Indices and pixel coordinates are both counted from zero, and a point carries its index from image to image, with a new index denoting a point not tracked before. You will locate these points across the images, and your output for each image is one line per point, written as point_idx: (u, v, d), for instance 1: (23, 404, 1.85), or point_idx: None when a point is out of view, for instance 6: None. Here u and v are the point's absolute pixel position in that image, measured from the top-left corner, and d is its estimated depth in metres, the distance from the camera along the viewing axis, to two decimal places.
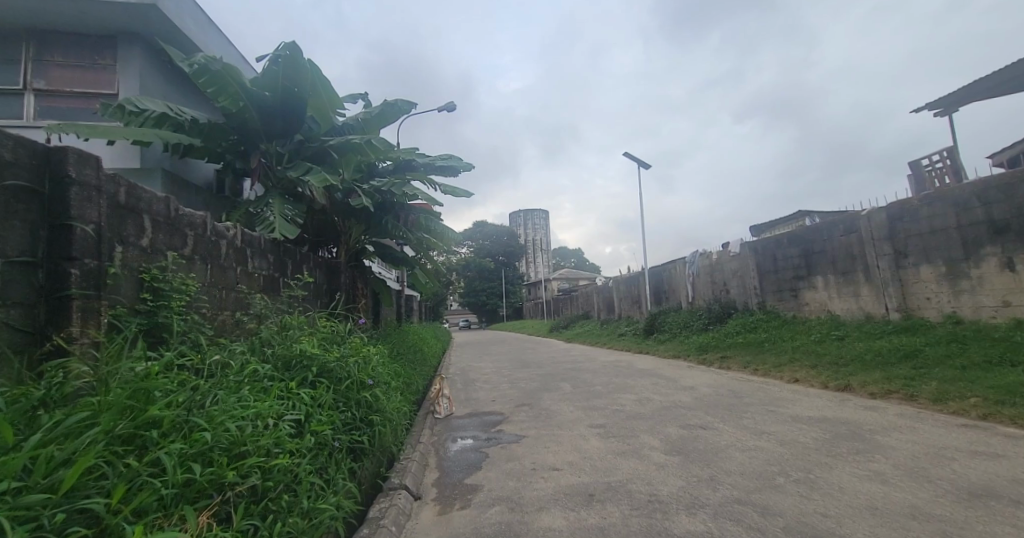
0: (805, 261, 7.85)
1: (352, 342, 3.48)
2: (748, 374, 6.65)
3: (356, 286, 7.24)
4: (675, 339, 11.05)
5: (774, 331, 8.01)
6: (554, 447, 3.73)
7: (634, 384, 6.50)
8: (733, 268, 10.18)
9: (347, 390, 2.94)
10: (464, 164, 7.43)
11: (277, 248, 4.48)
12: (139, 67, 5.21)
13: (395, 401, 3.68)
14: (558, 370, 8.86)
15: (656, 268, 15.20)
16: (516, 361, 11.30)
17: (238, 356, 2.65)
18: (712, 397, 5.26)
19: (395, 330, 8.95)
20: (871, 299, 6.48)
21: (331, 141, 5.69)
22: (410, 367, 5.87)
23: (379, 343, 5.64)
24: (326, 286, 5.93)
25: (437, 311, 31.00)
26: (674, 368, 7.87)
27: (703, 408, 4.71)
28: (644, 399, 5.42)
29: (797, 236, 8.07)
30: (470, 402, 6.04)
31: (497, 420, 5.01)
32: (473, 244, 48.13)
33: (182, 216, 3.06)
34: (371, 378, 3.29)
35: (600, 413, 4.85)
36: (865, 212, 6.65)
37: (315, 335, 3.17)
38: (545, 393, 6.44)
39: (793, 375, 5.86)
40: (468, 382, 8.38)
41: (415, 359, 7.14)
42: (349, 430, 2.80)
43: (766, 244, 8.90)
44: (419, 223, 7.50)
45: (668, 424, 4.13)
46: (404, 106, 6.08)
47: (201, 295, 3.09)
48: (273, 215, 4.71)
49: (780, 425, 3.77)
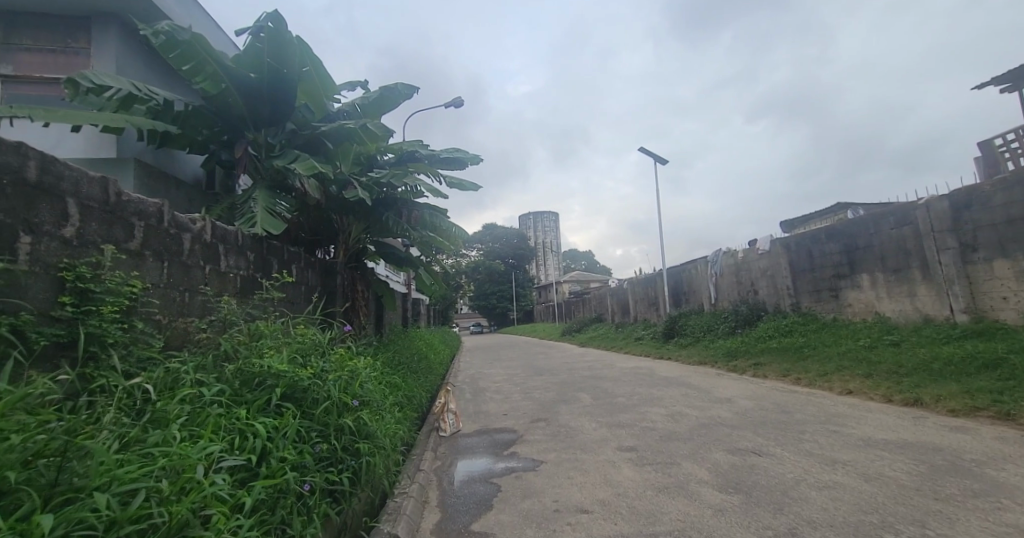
0: (847, 257, 7.13)
1: (336, 354, 2.91)
2: (789, 384, 5.94)
3: (355, 289, 6.70)
4: (699, 344, 10.32)
5: (813, 336, 7.29)
6: (579, 478, 3.10)
7: (662, 395, 5.84)
8: (762, 267, 9.46)
9: (325, 416, 2.38)
10: (471, 156, 6.87)
11: (258, 244, 3.95)
12: (115, 50, 4.75)
13: (388, 424, 3.10)
14: (574, 378, 8.23)
15: (675, 269, 14.47)
16: (529, 368, 10.69)
17: (182, 376, 2.09)
18: (756, 412, 4.59)
19: (399, 335, 8.41)
20: (929, 299, 5.75)
21: (324, 128, 5.17)
22: (411, 378, 5.31)
23: (376, 353, 5.10)
24: (320, 288, 5.40)
25: (446, 314, 30.54)
26: (702, 376, 7.18)
27: (750, 426, 4.05)
28: (677, 414, 4.77)
29: (837, 230, 7.33)
30: (480, 416, 5.45)
31: (510, 439, 4.39)
32: (483, 247, 47.66)
33: (128, 203, 2.53)
34: (357, 398, 2.72)
35: (629, 432, 4.22)
36: (921, 201, 5.93)
37: (288, 346, 2.62)
38: (562, 405, 5.81)
39: (846, 387, 5.15)
40: (477, 391, 7.78)
41: (418, 367, 6.56)
42: (325, 467, 2.24)
43: (801, 240, 8.19)
44: (424, 220, 6.95)
45: (714, 448, 3.48)
46: (406, 91, 5.52)
47: (151, 299, 2.55)
48: (256, 207, 4.18)
49: (855, 452, 3.10)
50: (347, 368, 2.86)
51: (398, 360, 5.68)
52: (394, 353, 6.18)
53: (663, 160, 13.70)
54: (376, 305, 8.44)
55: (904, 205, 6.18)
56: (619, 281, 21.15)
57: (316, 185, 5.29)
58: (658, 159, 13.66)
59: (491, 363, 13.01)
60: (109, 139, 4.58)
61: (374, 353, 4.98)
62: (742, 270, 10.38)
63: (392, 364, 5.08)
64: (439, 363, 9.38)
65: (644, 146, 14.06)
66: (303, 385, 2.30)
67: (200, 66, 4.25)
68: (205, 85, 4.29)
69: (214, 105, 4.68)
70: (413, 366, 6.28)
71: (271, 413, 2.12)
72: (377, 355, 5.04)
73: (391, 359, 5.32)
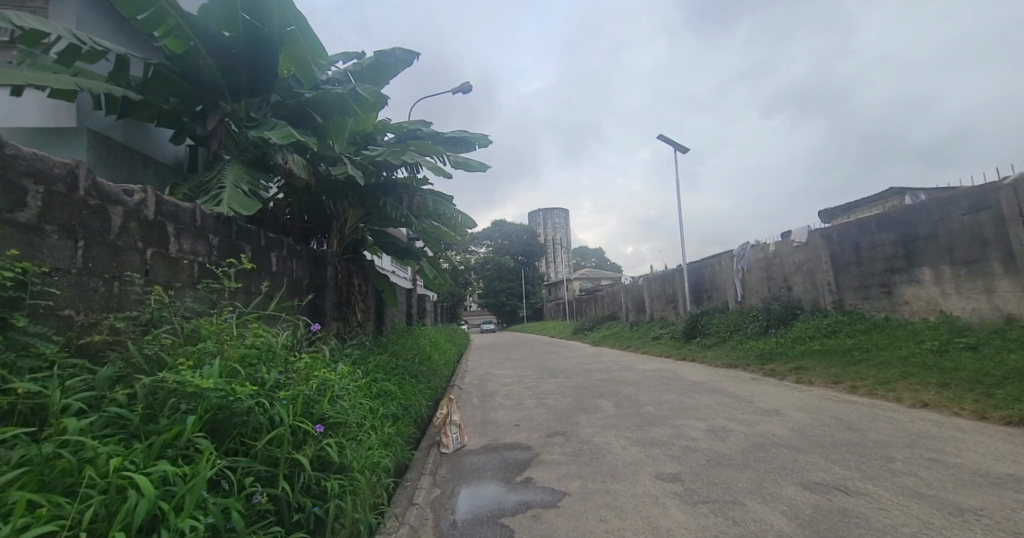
0: (903, 249, 6.37)
1: (302, 362, 2.25)
2: (843, 393, 5.19)
3: (351, 282, 6.11)
4: (725, 344, 9.56)
5: (863, 337, 6.49)
6: (615, 522, 2.40)
7: (696, 404, 5.12)
8: (798, 260, 8.68)
9: (273, 449, 1.72)
10: (479, 136, 6.17)
11: (223, 226, 3.30)
12: (71, 6, 4.14)
13: (369, 450, 2.43)
14: (592, 382, 7.53)
15: (695, 265, 13.67)
16: (541, 369, 10.00)
17: (55, 400, 1.44)
18: (817, 429, 3.86)
19: (402, 335, 7.78)
20: (1012, 295, 5.04)
21: (310, 97, 4.53)
22: (410, 383, 4.69)
23: (366, 355, 4.45)
24: (307, 280, 4.79)
25: (453, 312, 30.00)
26: (737, 382, 6.44)
27: (818, 449, 3.32)
28: (721, 429, 4.05)
29: (893, 217, 6.53)
30: (489, 427, 4.79)
31: (523, 458, 3.71)
32: (493, 244, 47.04)
33: (19, 159, 1.88)
34: (325, 420, 2.05)
35: (667, 452, 3.52)
36: (1002, 183, 5.15)
37: (230, 350, 1.96)
38: (582, 414, 5.12)
39: (918, 398, 4.39)
40: (486, 396, 7.12)
41: (418, 368, 5.93)
42: (267, 527, 1.58)
43: (845, 230, 7.41)
44: (426, 206, 6.29)
45: (782, 480, 2.76)
46: (405, 56, 4.84)
47: (50, 290, 1.90)
48: (223, 184, 3.53)
49: (980, 493, 2.37)
50: (313, 378, 2.19)
51: (394, 362, 5.05)
52: (392, 354, 5.57)
53: (684, 149, 12.89)
54: (377, 301, 7.84)
55: (981, 187, 5.40)
56: (634, 277, 20.34)
57: (302, 163, 4.67)
58: (679, 148, 12.86)
59: (500, 363, 12.34)
60: (63, 106, 3.98)
61: (364, 356, 4.35)
62: (773, 266, 9.57)
63: (385, 367, 4.44)
64: (445, 364, 8.75)
65: (663, 134, 13.29)
66: (240, 408, 1.64)
67: (158, 16, 3.58)
68: (167, 41, 3.70)
69: (182, 66, 4.03)
70: (414, 367, 5.68)
71: (183, 451, 1.46)
72: (367, 358, 4.39)
73: (387, 362, 4.70)
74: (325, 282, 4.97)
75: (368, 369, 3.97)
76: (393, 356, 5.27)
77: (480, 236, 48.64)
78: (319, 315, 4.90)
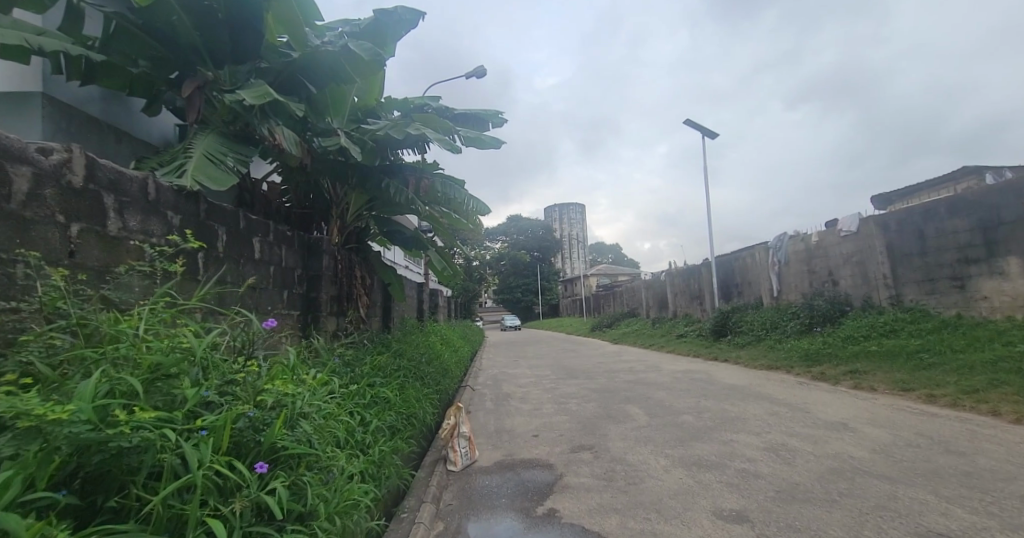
0: (983, 237, 5.62)
1: (252, 368, 1.67)
2: (916, 402, 4.45)
3: (352, 274, 5.59)
4: (761, 344, 8.80)
5: (932, 338, 5.68)
6: None
7: (742, 415, 4.43)
8: (846, 251, 7.86)
9: (181, 507, 1.15)
10: (494, 112, 5.53)
11: (187, 202, 2.75)
12: None
13: (347, 485, 1.87)
14: (617, 384, 6.89)
15: (724, 258, 12.84)
16: (560, 369, 9.39)
17: None
18: (904, 449, 3.15)
19: (411, 332, 7.26)
20: None
21: (301, 61, 3.96)
22: (414, 386, 4.16)
23: (360, 357, 3.90)
24: (299, 271, 4.26)
25: (468, 308, 29.63)
26: (782, 387, 5.74)
27: (921, 480, 2.61)
28: (783, 448, 3.36)
29: (970, 199, 5.75)
30: (504, 438, 4.20)
31: (545, 480, 3.10)
32: (508, 240, 46.50)
33: None
34: (272, 454, 1.48)
35: (722, 478, 2.86)
36: None
37: (139, 354, 1.38)
38: (610, 423, 4.50)
39: (1020, 411, 3.64)
40: (501, 398, 6.56)
41: (426, 367, 5.39)
42: None
43: (906, 217, 6.60)
44: (434, 189, 5.71)
45: (890, 527, 2.09)
46: (408, 15, 4.21)
47: None
48: (189, 155, 2.99)
49: None
50: (266, 392, 1.61)
51: (395, 363, 4.50)
52: (394, 354, 5.03)
53: (712, 134, 12.06)
54: (384, 296, 7.34)
55: None
56: (656, 273, 19.52)
57: (292, 138, 4.14)
58: (707, 133, 12.03)
59: (517, 361, 11.79)
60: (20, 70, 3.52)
61: (358, 358, 3.80)
62: (816, 259, 8.73)
63: (383, 370, 3.89)
64: (458, 363, 8.22)
65: (689, 119, 12.50)
66: (122, 448, 1.05)
67: None
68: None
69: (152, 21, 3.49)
70: (420, 367, 5.14)
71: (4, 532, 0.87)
72: (362, 360, 3.84)
73: (386, 363, 4.15)
74: (320, 273, 4.44)
75: (360, 374, 3.41)
76: (395, 356, 4.72)
77: (495, 232, 48.20)
78: (314, 310, 4.38)
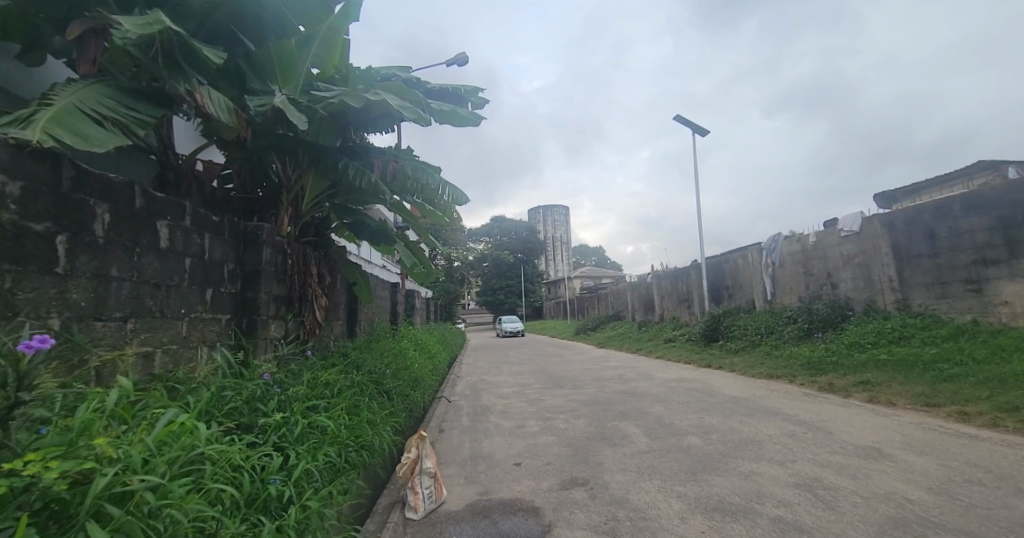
0: (1004, 237, 5.23)
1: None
2: (946, 421, 3.95)
3: (306, 271, 4.83)
4: (756, 350, 8.33)
5: (947, 347, 5.24)
6: None
7: (756, 437, 3.85)
8: (846, 252, 7.45)
9: None
10: (471, 88, 4.81)
11: (33, 165, 1.94)
12: None
13: None
14: (607, 396, 6.29)
15: (713, 260, 12.44)
16: (545, 377, 8.75)
17: None
18: (967, 488, 2.59)
19: (378, 340, 6.47)
20: None
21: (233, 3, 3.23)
22: (370, 407, 3.42)
23: (299, 374, 3.14)
24: (229, 265, 3.46)
25: (449, 310, 28.86)
26: (789, 401, 5.22)
27: None
28: (818, 485, 2.76)
29: (990, 196, 5.37)
30: (480, 468, 3.52)
31: (530, 533, 2.42)
32: (491, 241, 45.81)
33: None
34: None
35: (757, 533, 2.23)
36: None
37: None
38: (605, 447, 3.86)
39: None
40: (480, 412, 5.87)
41: (392, 377, 4.65)
42: None
43: (916, 215, 6.20)
44: (403, 173, 4.98)
45: None
46: None
47: None
48: (48, 102, 2.18)
49: None
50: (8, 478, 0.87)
51: (348, 378, 3.76)
52: (351, 366, 4.27)
53: (704, 132, 11.64)
54: (349, 297, 6.56)
55: None
56: (642, 275, 19.09)
57: (224, 101, 3.36)
58: (698, 130, 11.60)
59: (498, 368, 11.12)
60: None
61: (294, 378, 3.03)
62: (813, 261, 8.32)
63: (329, 391, 3.14)
64: (433, 371, 7.50)
65: (680, 115, 12.07)
66: None
67: None
68: None
69: None
70: (384, 380, 4.38)
71: None
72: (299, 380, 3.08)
73: (335, 380, 3.40)
74: (259, 269, 3.67)
75: (293, 399, 2.66)
76: (351, 370, 3.97)
77: (479, 232, 47.45)
78: (251, 313, 3.59)
